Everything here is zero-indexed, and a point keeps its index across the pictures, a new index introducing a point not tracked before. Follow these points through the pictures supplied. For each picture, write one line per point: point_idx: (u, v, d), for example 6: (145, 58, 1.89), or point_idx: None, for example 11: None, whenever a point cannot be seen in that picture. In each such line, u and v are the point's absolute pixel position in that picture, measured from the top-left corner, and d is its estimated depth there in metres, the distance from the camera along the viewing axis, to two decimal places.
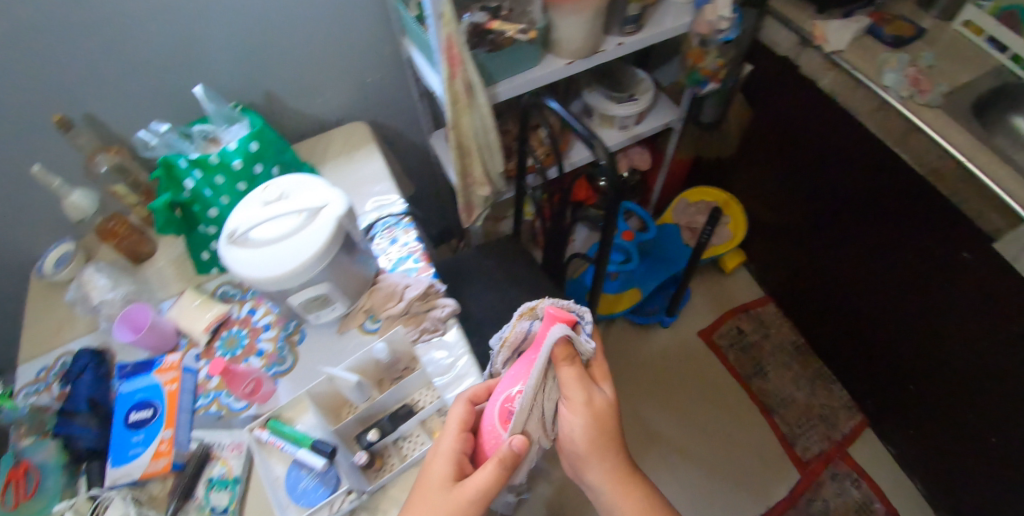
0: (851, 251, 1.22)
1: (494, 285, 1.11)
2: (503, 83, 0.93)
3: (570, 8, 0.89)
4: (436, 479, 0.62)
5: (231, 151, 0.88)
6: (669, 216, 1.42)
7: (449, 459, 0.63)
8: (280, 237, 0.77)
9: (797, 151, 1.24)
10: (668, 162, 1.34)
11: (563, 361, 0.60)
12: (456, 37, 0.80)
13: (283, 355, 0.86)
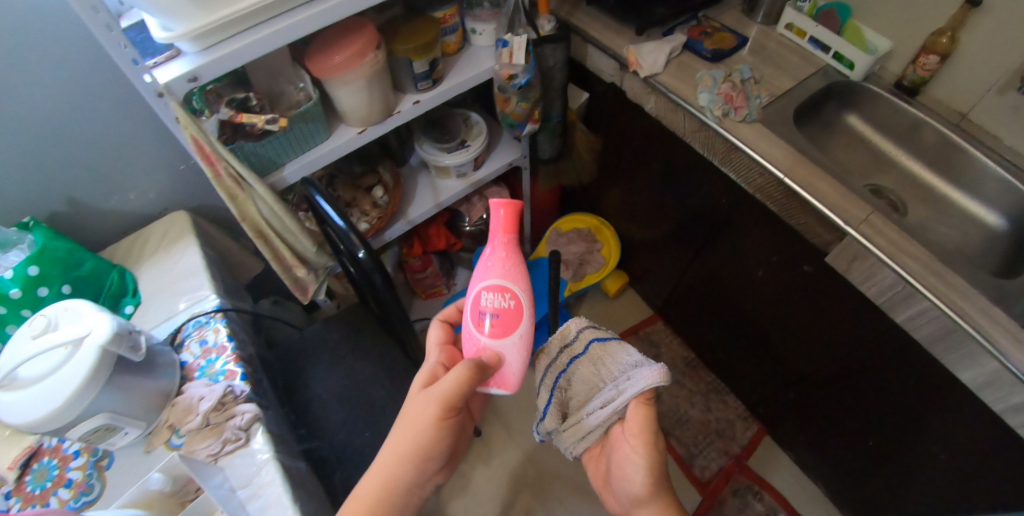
0: (710, 268, 1.21)
1: (336, 361, 1.05)
2: (290, 165, 0.89)
3: (340, 80, 0.85)
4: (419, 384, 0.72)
5: (7, 280, 0.87)
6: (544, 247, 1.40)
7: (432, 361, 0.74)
8: (42, 375, 0.74)
9: (638, 174, 1.23)
10: (527, 196, 1.33)
11: (644, 393, 0.75)
12: (202, 137, 0.75)
13: (91, 484, 0.83)
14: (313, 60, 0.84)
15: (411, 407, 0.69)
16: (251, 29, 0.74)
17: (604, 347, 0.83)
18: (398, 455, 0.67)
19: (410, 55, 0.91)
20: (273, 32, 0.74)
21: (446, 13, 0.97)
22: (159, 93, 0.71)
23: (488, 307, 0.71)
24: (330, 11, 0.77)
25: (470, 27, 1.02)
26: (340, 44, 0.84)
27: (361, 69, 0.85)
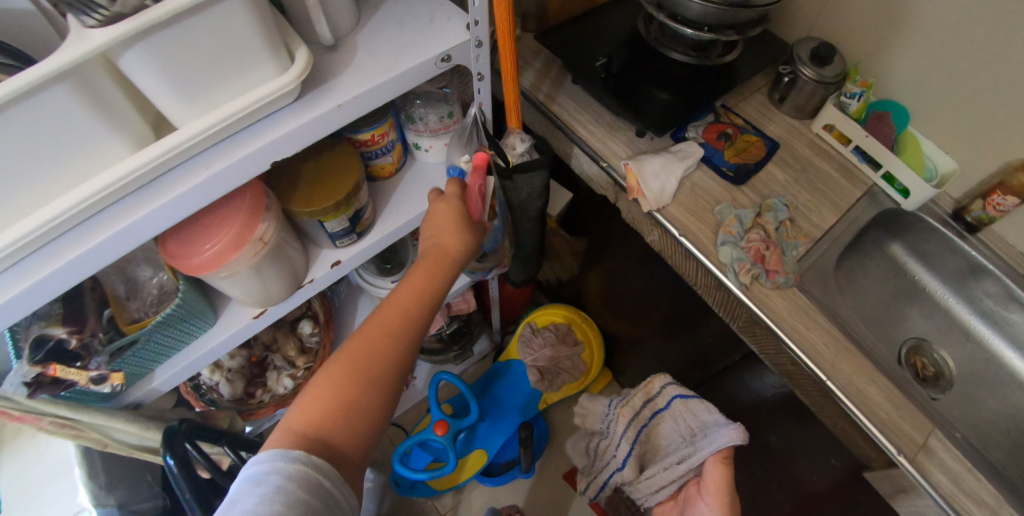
0: (710, 398, 1.03)
1: None
2: (164, 370, 0.66)
3: (218, 273, 0.60)
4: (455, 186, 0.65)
5: None
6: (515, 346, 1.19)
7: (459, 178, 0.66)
8: None
9: (632, 284, 1.01)
10: (497, 297, 1.11)
11: (723, 452, 0.69)
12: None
13: None
14: (175, 245, 0.58)
15: (437, 224, 0.62)
16: (31, 265, 0.47)
17: (686, 405, 0.83)
18: (437, 256, 0.60)
19: (320, 217, 0.64)
20: (76, 260, 0.47)
21: (375, 132, 0.69)
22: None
23: (486, 189, 0.65)
24: (167, 210, 0.51)
25: (414, 143, 0.75)
26: (215, 216, 0.58)
27: (247, 257, 0.60)
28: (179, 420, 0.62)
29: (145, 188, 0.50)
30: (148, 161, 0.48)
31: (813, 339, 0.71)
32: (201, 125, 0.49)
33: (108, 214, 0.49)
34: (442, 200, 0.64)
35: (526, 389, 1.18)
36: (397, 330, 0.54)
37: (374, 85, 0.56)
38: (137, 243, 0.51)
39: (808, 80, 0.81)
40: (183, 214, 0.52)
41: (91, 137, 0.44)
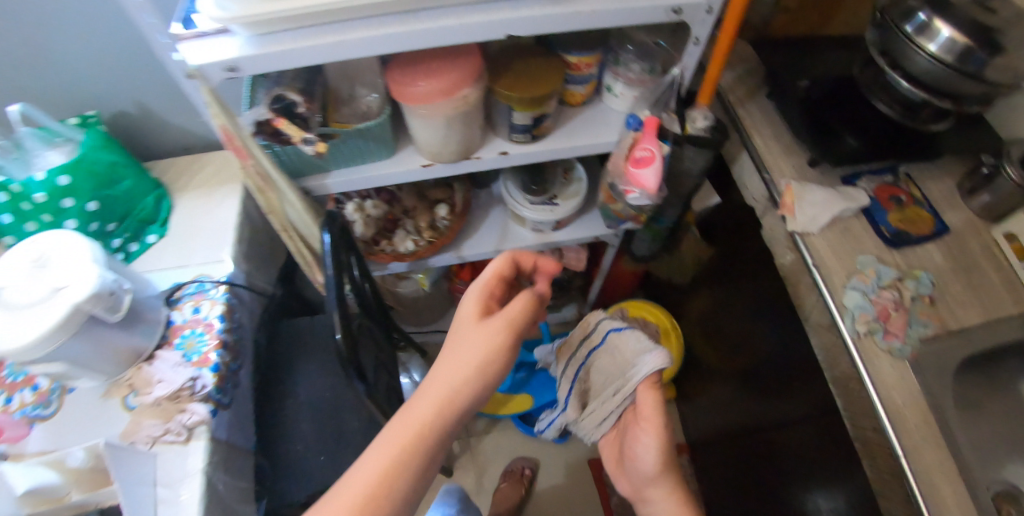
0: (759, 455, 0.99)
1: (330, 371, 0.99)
2: (338, 174, 0.78)
3: (420, 110, 0.71)
4: (470, 306, 0.65)
5: (36, 182, 0.80)
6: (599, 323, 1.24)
7: (475, 298, 0.65)
8: (12, 306, 0.70)
9: (734, 311, 1.01)
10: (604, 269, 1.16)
11: (652, 379, 0.74)
12: (233, 129, 0.64)
13: (49, 399, 0.82)
14: (397, 77, 0.69)
15: (453, 340, 0.61)
16: (313, 33, 0.62)
17: (618, 336, 0.88)
18: (467, 371, 0.57)
19: (513, 104, 0.74)
20: (338, 42, 0.61)
21: (583, 60, 0.77)
22: (190, 74, 0.61)
23: (648, 156, 0.72)
24: (413, 37, 0.62)
25: (608, 85, 0.82)
26: (437, 69, 0.69)
27: (447, 106, 0.71)
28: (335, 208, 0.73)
29: (404, 14, 0.63)
30: None
31: (905, 417, 0.68)
32: None
33: (375, 21, 0.62)
34: (459, 323, 0.63)
35: None
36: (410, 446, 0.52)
37: (610, 8, 0.63)
38: (380, 53, 0.63)
39: (1010, 180, 0.76)
40: (418, 46, 0.64)
41: None
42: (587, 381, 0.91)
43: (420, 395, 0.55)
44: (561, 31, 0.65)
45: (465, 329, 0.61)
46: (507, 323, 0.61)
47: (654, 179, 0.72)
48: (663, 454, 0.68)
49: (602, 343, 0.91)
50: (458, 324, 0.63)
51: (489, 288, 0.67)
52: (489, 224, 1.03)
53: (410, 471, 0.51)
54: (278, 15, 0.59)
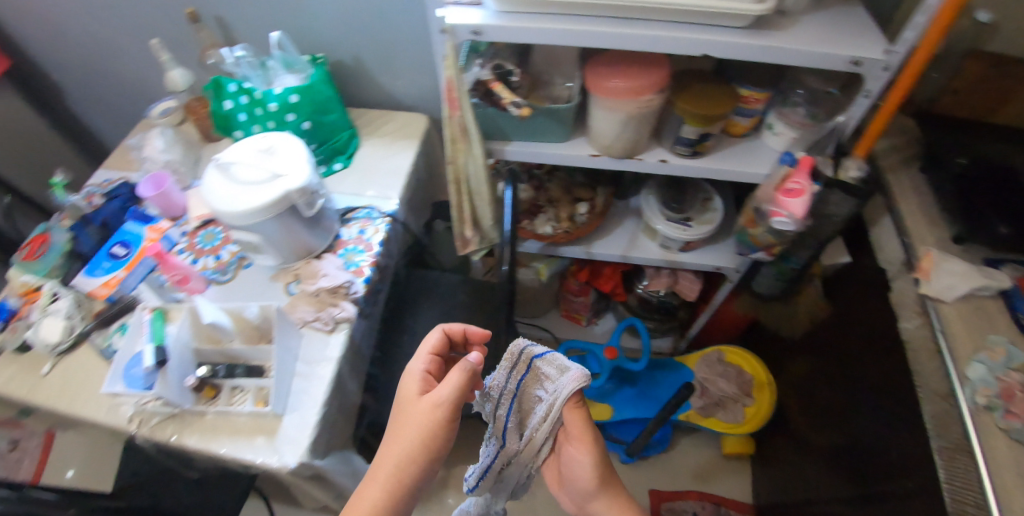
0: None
1: (448, 319, 1.11)
2: (518, 144, 0.92)
3: (607, 103, 0.84)
4: (413, 385, 0.72)
5: (273, 94, 0.99)
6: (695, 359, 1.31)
7: (420, 381, 0.73)
8: (244, 182, 0.87)
9: (837, 372, 1.01)
10: (713, 305, 1.24)
11: (573, 400, 0.74)
12: (457, 81, 0.80)
13: (229, 268, 0.99)
14: (594, 72, 0.83)
15: (399, 419, 0.70)
16: (547, 19, 0.76)
17: (541, 365, 0.77)
18: (415, 448, 0.68)
19: (686, 117, 0.86)
20: (564, 29, 0.76)
21: (755, 94, 0.87)
22: (443, 30, 0.76)
23: (798, 189, 0.80)
24: (625, 36, 0.76)
25: (769, 123, 0.92)
26: (630, 72, 0.82)
27: (631, 105, 0.83)
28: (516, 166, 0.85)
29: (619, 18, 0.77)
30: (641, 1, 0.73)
31: None
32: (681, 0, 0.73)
33: (597, 20, 0.77)
34: (405, 400, 0.72)
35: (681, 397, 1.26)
36: (374, 503, 0.66)
37: (789, 48, 0.75)
38: (590, 44, 0.78)
39: None
40: (623, 45, 0.77)
41: None
42: (517, 416, 0.79)
43: (381, 464, 0.68)
44: (740, 58, 0.78)
45: (409, 409, 0.70)
46: (442, 407, 0.69)
47: (800, 210, 0.80)
48: (596, 466, 0.75)
49: (515, 373, 0.78)
50: (404, 403, 0.71)
51: (431, 367, 0.75)
52: (623, 231, 1.14)
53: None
54: None
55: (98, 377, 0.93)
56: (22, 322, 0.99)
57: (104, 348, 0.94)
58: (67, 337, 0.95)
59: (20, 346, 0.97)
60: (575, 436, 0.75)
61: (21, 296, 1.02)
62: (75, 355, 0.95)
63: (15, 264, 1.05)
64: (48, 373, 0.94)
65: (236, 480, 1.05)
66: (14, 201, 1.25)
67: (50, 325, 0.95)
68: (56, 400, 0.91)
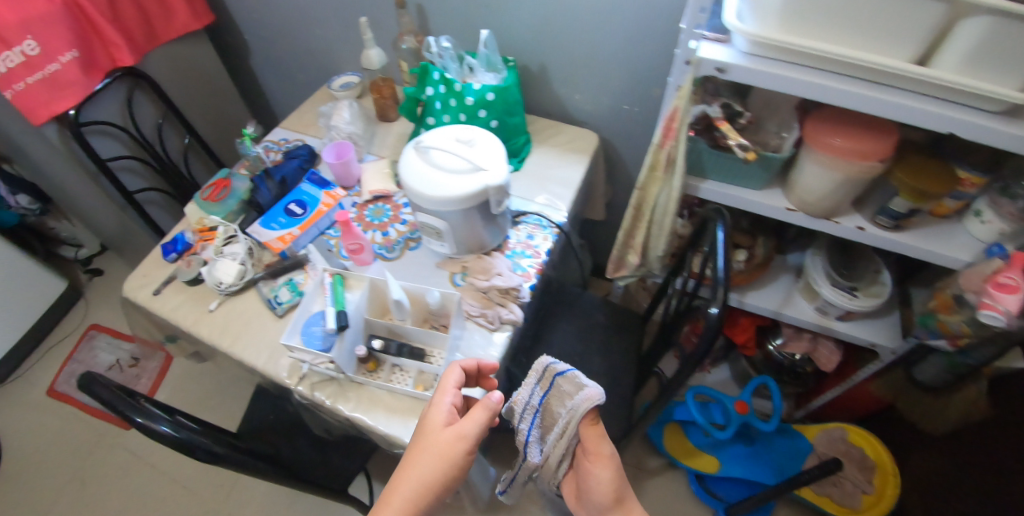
0: None
1: (586, 338, 1.14)
2: (714, 183, 0.91)
3: (823, 159, 0.82)
4: (437, 418, 0.67)
5: (472, 89, 1.02)
6: (814, 432, 1.28)
7: (442, 414, 0.67)
8: (444, 168, 0.89)
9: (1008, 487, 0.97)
10: (850, 382, 1.20)
11: (588, 417, 0.73)
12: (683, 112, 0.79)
13: (396, 246, 1.02)
14: (815, 127, 0.81)
15: (415, 447, 0.66)
16: (796, 69, 0.74)
17: (563, 381, 0.76)
18: (432, 482, 0.63)
19: (900, 189, 0.83)
20: (805, 81, 0.73)
21: (972, 179, 0.81)
22: (689, 62, 0.76)
23: (1011, 285, 0.74)
24: (877, 101, 0.72)
25: (978, 209, 0.86)
26: (856, 133, 0.79)
27: (851, 167, 0.80)
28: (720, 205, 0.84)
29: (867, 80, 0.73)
30: (901, 69, 0.68)
31: None
32: (949, 76, 0.67)
33: (849, 78, 0.74)
34: (422, 429, 0.67)
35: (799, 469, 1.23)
36: None
37: None
38: (827, 101, 0.75)
39: None
40: (862, 108, 0.74)
41: (909, 34, 0.66)
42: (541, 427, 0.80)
43: (394, 496, 0.63)
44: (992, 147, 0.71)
45: (429, 442, 0.65)
46: (467, 443, 0.65)
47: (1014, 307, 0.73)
48: (614, 488, 0.72)
49: (538, 387, 0.79)
50: (422, 430, 0.67)
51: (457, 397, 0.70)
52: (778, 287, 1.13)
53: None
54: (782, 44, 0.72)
55: (259, 324, 0.95)
56: (197, 257, 1.03)
57: (270, 298, 0.97)
58: (239, 280, 0.98)
59: (194, 279, 1.01)
60: (595, 457, 0.73)
61: (195, 232, 1.06)
62: (242, 299, 0.99)
63: (194, 201, 1.09)
64: (215, 311, 0.97)
65: (354, 448, 1.08)
66: (194, 143, 1.34)
67: (227, 266, 0.99)
68: (220, 338, 0.94)
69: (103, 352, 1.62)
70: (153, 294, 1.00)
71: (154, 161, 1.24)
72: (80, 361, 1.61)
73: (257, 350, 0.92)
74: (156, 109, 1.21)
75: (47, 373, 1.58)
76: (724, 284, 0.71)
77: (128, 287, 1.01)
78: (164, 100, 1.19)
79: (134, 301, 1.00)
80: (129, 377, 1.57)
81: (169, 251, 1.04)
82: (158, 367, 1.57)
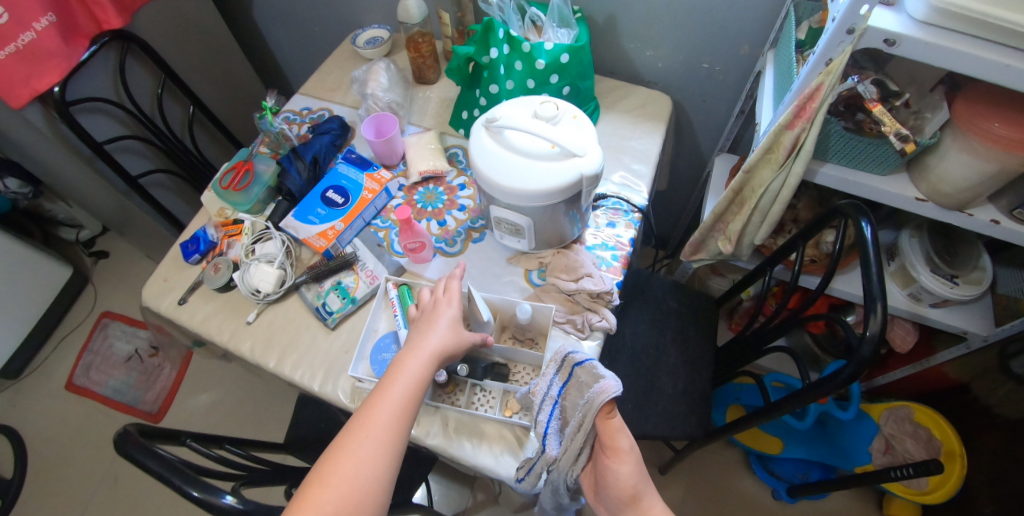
0: None
1: (657, 328, 1.08)
2: (833, 167, 0.80)
3: (973, 147, 0.68)
4: (442, 304, 0.70)
5: (543, 49, 0.86)
6: (879, 410, 1.21)
7: (447, 302, 0.70)
8: (524, 152, 0.75)
9: None
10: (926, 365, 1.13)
11: (608, 409, 0.64)
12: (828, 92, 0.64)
13: (457, 238, 0.90)
14: (971, 110, 0.67)
15: (423, 335, 0.67)
16: (992, 48, 0.56)
17: (586, 371, 0.67)
18: (435, 352, 0.65)
19: None
20: (1002, 63, 0.55)
21: None
22: (851, 30, 0.59)
23: None
24: None
25: None
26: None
27: (1010, 159, 0.66)
28: (851, 199, 0.73)
29: None
30: None
31: None
32: None
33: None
34: (427, 322, 0.68)
35: (867, 452, 1.18)
36: (394, 405, 0.60)
37: None
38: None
39: None
40: None
41: None
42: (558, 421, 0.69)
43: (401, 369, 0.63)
44: None
45: (437, 323, 0.67)
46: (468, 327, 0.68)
47: None
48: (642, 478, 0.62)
49: (556, 378, 0.70)
50: (426, 318, 0.69)
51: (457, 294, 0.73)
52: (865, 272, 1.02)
53: (401, 442, 0.59)
54: (979, 15, 0.55)
55: (307, 337, 0.83)
56: (225, 260, 0.88)
57: (317, 306, 0.84)
58: (278, 288, 0.85)
59: (224, 286, 0.87)
60: (616, 449, 0.63)
61: (217, 227, 0.92)
62: (283, 307, 0.86)
63: (211, 189, 0.95)
64: (253, 322, 0.84)
65: (419, 457, 1.00)
66: (199, 112, 1.17)
67: (263, 270, 0.85)
68: (263, 354, 0.82)
69: (119, 341, 1.51)
70: (178, 303, 0.87)
71: (156, 137, 1.08)
72: (97, 351, 1.50)
73: (311, 370, 0.80)
74: (154, 77, 1.06)
75: (65, 365, 1.48)
76: (880, 293, 0.62)
77: (147, 295, 0.88)
78: (157, 61, 1.00)
79: (157, 311, 0.87)
80: (150, 367, 1.47)
81: (191, 252, 0.90)
82: (177, 368, 1.47)
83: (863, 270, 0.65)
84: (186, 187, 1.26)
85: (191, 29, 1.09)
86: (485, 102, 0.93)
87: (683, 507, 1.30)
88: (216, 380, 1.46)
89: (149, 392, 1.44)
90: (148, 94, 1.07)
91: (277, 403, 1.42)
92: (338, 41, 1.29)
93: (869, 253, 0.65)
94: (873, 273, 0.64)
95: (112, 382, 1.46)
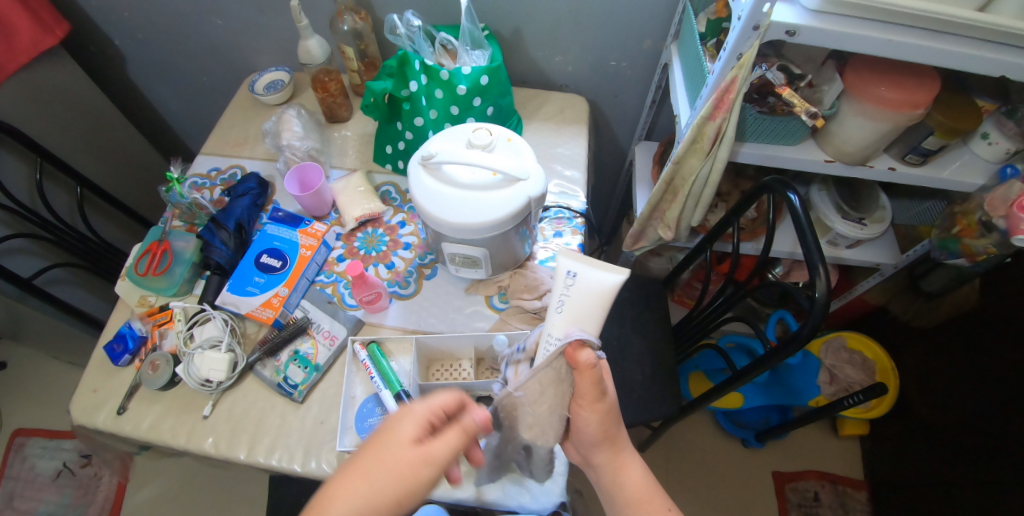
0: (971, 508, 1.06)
1: (617, 319, 1.12)
2: (752, 145, 0.86)
3: (868, 111, 0.76)
4: (400, 424, 0.54)
5: (462, 75, 0.84)
6: (817, 346, 1.32)
7: (407, 421, 0.54)
8: (468, 185, 0.73)
9: (972, 356, 1.09)
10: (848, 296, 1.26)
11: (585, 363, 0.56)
12: (742, 80, 0.70)
13: (409, 279, 0.87)
14: (858, 77, 0.75)
15: (348, 470, 0.52)
16: (872, 26, 0.65)
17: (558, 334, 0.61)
18: (381, 490, 0.51)
19: (934, 128, 0.80)
20: (878, 39, 0.65)
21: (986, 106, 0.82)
22: (757, 26, 0.64)
23: None
24: (961, 55, 0.65)
25: (984, 131, 0.85)
26: (900, 81, 0.74)
27: (900, 117, 0.75)
28: (773, 175, 0.80)
29: (934, 32, 0.66)
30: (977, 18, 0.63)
31: None
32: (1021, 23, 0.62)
33: (927, 33, 0.65)
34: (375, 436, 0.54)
35: (816, 386, 1.27)
36: None
37: None
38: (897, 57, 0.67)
39: None
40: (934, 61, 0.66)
41: None
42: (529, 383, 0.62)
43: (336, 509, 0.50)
44: None
45: (390, 450, 0.53)
46: (428, 477, 0.52)
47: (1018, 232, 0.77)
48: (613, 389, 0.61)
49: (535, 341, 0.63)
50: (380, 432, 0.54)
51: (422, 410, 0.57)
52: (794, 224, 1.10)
53: None
54: None
55: (275, 417, 0.77)
56: (162, 356, 0.80)
57: (279, 382, 0.79)
58: (232, 373, 0.79)
59: (167, 384, 0.79)
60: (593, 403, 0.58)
61: (143, 319, 0.83)
62: (241, 391, 0.79)
63: (125, 278, 0.86)
64: (210, 416, 0.78)
65: None
66: (89, 191, 1.05)
67: (210, 358, 0.78)
68: (230, 447, 0.75)
69: (42, 459, 1.33)
70: (117, 414, 0.78)
71: (44, 229, 0.96)
72: (18, 476, 1.31)
73: (289, 452, 0.75)
74: (28, 165, 0.94)
75: None
76: (819, 257, 0.69)
77: (76, 412, 0.78)
78: (27, 146, 0.89)
79: (92, 427, 0.78)
80: (86, 478, 1.32)
81: (119, 353, 0.81)
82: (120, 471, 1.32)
83: (799, 238, 0.71)
84: (88, 275, 1.13)
85: (51, 95, 0.98)
86: (411, 135, 0.91)
87: (669, 475, 1.37)
88: (168, 473, 1.33)
89: (91, 507, 1.29)
90: (24, 183, 0.95)
91: (244, 481, 1.32)
92: (232, 87, 1.19)
93: (803, 222, 0.72)
94: (808, 239, 0.70)
95: (43, 506, 1.29)
